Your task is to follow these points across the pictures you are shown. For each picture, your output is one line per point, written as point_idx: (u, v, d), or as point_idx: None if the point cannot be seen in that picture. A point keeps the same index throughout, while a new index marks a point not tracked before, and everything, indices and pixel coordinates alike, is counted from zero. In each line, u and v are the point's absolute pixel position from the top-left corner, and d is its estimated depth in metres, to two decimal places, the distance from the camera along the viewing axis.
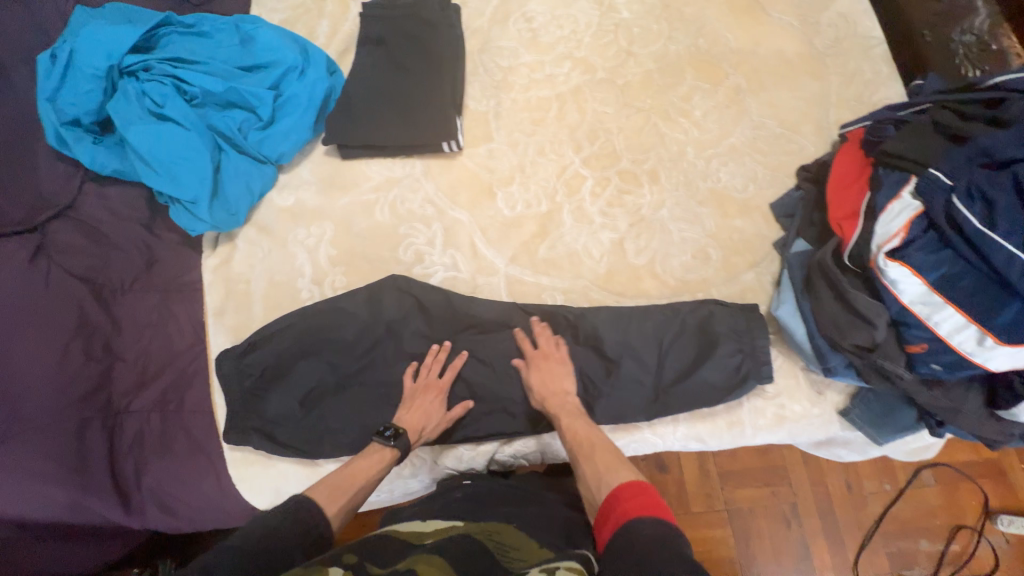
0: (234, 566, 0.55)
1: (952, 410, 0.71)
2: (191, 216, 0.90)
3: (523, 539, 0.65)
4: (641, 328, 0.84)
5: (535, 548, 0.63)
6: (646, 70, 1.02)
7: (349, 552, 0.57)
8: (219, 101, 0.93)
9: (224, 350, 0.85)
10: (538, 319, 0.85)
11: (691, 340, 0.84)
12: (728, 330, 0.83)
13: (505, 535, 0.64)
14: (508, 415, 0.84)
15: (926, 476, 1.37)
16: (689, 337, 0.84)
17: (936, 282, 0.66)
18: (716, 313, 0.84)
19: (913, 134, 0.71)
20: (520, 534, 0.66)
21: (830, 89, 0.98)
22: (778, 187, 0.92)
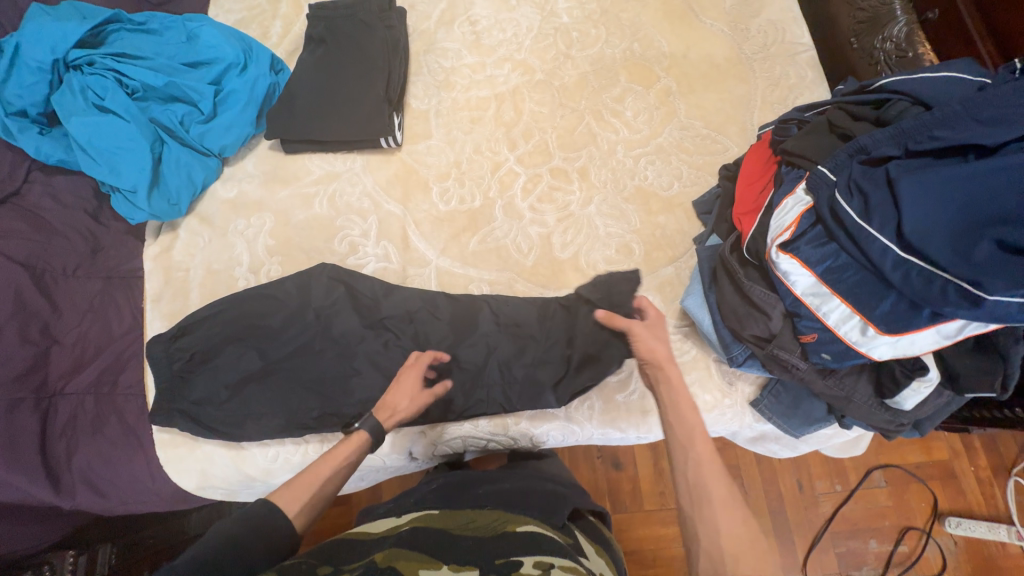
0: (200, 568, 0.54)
1: (845, 400, 0.73)
2: (132, 205, 0.93)
3: (496, 516, 0.69)
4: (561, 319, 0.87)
5: (514, 520, 0.68)
6: (581, 73, 1.06)
7: (321, 561, 0.57)
8: (162, 96, 0.96)
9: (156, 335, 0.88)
10: (462, 308, 0.88)
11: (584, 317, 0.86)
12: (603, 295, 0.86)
13: (480, 519, 0.68)
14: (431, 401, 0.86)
15: (877, 477, 1.37)
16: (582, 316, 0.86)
17: (823, 274, 0.68)
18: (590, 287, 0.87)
19: (809, 134, 0.75)
20: (496, 514, 0.70)
21: (755, 93, 1.01)
22: (701, 186, 0.96)
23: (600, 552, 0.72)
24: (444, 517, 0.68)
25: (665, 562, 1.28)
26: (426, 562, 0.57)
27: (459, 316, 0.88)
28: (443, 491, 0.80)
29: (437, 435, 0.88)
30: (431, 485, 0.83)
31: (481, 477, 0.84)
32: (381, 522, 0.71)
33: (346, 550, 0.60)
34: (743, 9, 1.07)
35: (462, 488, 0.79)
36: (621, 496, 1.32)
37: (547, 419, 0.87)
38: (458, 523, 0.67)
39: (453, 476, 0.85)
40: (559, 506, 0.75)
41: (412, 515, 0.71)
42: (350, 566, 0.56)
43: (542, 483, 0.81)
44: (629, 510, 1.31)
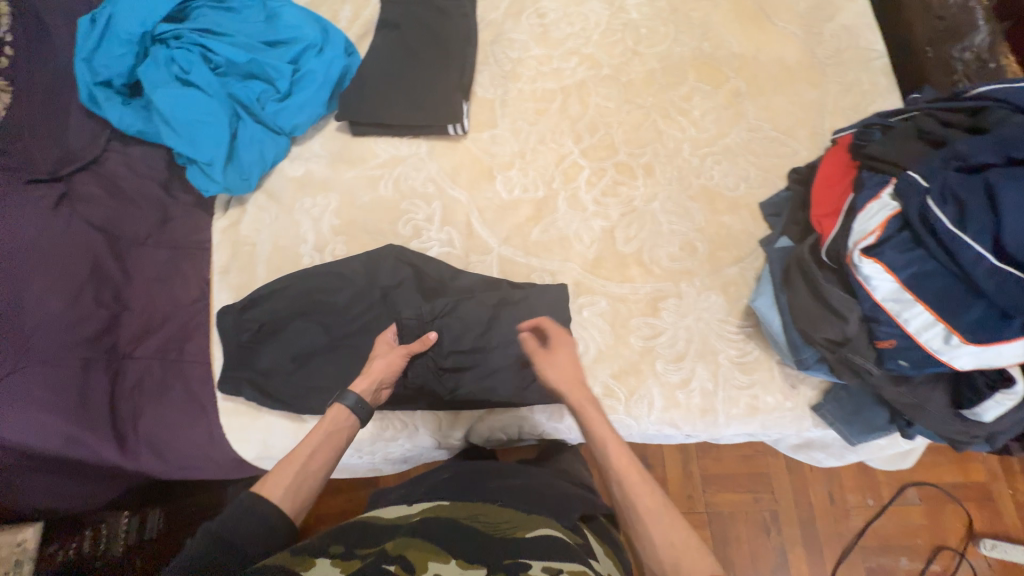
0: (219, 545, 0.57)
1: (916, 408, 0.72)
2: (206, 177, 0.95)
3: (507, 514, 0.67)
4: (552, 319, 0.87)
5: (525, 519, 0.66)
6: (649, 70, 1.06)
7: (335, 541, 0.59)
8: (240, 72, 0.99)
9: (227, 305, 0.90)
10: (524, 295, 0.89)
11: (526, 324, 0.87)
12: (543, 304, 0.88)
13: (490, 514, 0.66)
14: (488, 388, 0.86)
15: (910, 493, 1.35)
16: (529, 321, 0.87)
17: (908, 280, 0.67)
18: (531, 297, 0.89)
19: (894, 139, 0.75)
20: (509, 511, 0.68)
21: (827, 97, 1.00)
22: (768, 188, 0.95)
23: (610, 553, 0.70)
24: (453, 508, 0.68)
25: None
26: (436, 552, 0.57)
27: (523, 306, 0.88)
28: (458, 479, 0.80)
29: (482, 423, 0.91)
30: (443, 474, 0.83)
31: (499, 470, 0.84)
32: (395, 507, 0.71)
33: (359, 534, 0.61)
34: (816, 13, 1.06)
35: (478, 480, 0.79)
36: None
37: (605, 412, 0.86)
38: (467, 513, 0.66)
39: (463, 464, 0.86)
40: (569, 507, 0.74)
41: (424, 505, 0.70)
42: (362, 551, 0.57)
43: (556, 485, 0.80)
44: None
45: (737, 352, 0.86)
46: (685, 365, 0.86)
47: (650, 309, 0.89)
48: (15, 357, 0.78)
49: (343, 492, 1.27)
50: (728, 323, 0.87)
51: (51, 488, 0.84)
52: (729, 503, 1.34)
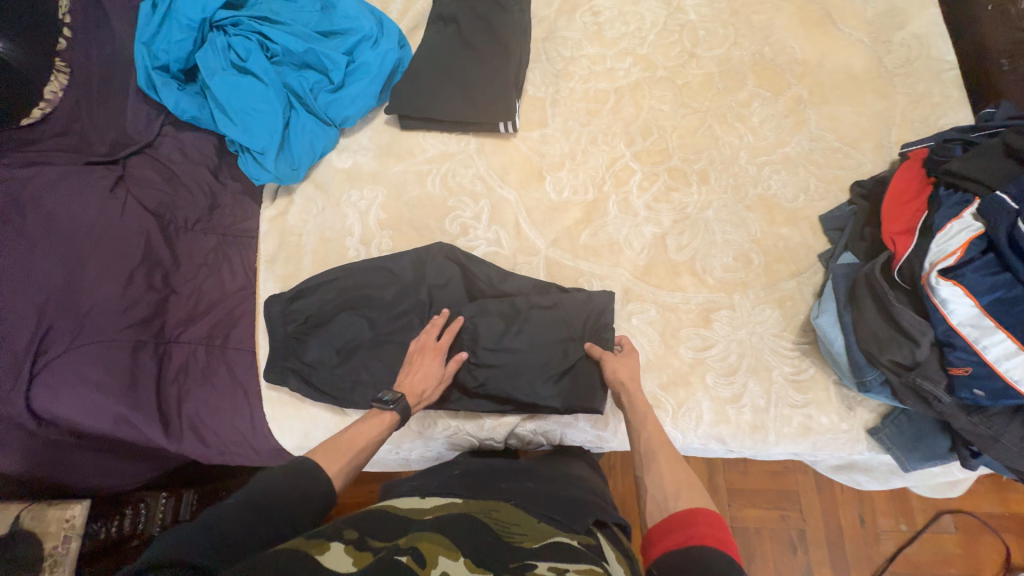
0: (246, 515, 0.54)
1: (989, 440, 0.69)
2: (258, 166, 0.96)
3: (520, 515, 0.64)
4: (585, 316, 0.85)
5: (534, 523, 0.63)
6: (706, 73, 1.03)
7: (349, 526, 0.56)
8: (296, 61, 0.99)
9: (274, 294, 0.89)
10: (573, 294, 0.87)
11: (557, 325, 0.85)
12: (574, 310, 0.85)
13: (503, 512, 0.64)
14: (532, 391, 0.83)
15: (946, 521, 1.26)
16: (560, 324, 0.85)
17: (990, 306, 0.65)
18: (565, 299, 0.86)
19: (979, 156, 0.71)
20: (516, 513, 0.65)
21: (895, 109, 0.96)
22: (829, 201, 0.92)
23: (623, 561, 0.65)
24: (464, 503, 0.65)
25: None
26: (447, 547, 0.53)
27: (571, 312, 0.85)
28: (474, 477, 0.76)
29: (521, 426, 0.89)
30: (455, 471, 0.79)
31: (518, 471, 0.80)
32: (406, 500, 0.68)
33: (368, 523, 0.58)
34: (886, 20, 1.02)
35: (489, 479, 0.75)
36: None
37: None
38: (478, 508, 0.64)
39: (472, 463, 0.81)
40: (583, 512, 0.70)
41: (437, 501, 0.67)
42: (376, 542, 0.54)
43: (571, 491, 0.75)
44: None
45: (792, 369, 0.83)
46: (736, 380, 0.83)
47: (702, 320, 0.87)
48: (72, 336, 0.79)
49: (363, 484, 1.28)
50: (783, 339, 0.85)
51: (98, 466, 0.85)
52: (755, 520, 1.29)
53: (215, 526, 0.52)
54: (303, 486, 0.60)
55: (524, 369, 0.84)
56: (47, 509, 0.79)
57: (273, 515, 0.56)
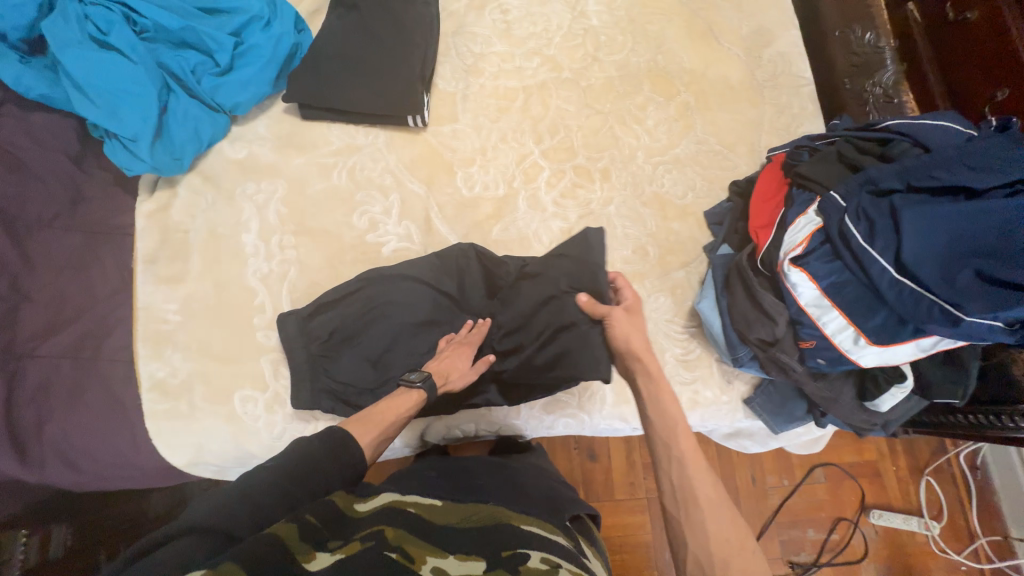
0: (275, 488, 0.55)
1: (831, 400, 0.83)
2: (130, 154, 0.85)
3: (503, 508, 0.65)
4: (571, 273, 0.85)
5: (521, 516, 0.64)
6: (608, 77, 1.09)
7: (331, 530, 0.53)
8: (172, 39, 0.89)
9: (288, 311, 0.86)
10: (557, 258, 0.87)
11: (544, 289, 0.85)
12: (563, 270, 0.85)
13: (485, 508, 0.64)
14: (552, 368, 0.83)
15: (818, 473, 1.46)
16: (547, 287, 0.85)
17: (827, 288, 0.76)
18: (557, 263, 0.86)
19: (821, 161, 0.84)
20: (498, 506, 0.65)
21: (764, 117, 1.10)
22: (712, 198, 1.02)
23: (595, 555, 0.70)
24: (448, 507, 0.63)
25: (630, 549, 1.31)
26: (433, 548, 0.53)
27: (555, 271, 0.85)
28: (447, 478, 0.75)
29: (436, 423, 0.90)
30: (430, 472, 0.77)
31: (488, 467, 0.81)
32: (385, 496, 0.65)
33: (356, 518, 0.55)
34: (757, 38, 1.15)
35: (465, 477, 0.76)
36: (594, 486, 1.34)
37: (560, 407, 0.90)
38: (465, 512, 0.62)
39: (449, 464, 0.81)
40: (561, 508, 0.73)
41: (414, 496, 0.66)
42: (360, 535, 0.52)
43: (509, 477, 0.79)
44: (600, 500, 1.33)
45: (682, 350, 0.92)
46: None
47: None
48: None
49: None
50: (674, 323, 0.93)
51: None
52: None
53: (250, 494, 0.54)
54: (346, 458, 0.61)
55: (537, 347, 0.85)
56: None
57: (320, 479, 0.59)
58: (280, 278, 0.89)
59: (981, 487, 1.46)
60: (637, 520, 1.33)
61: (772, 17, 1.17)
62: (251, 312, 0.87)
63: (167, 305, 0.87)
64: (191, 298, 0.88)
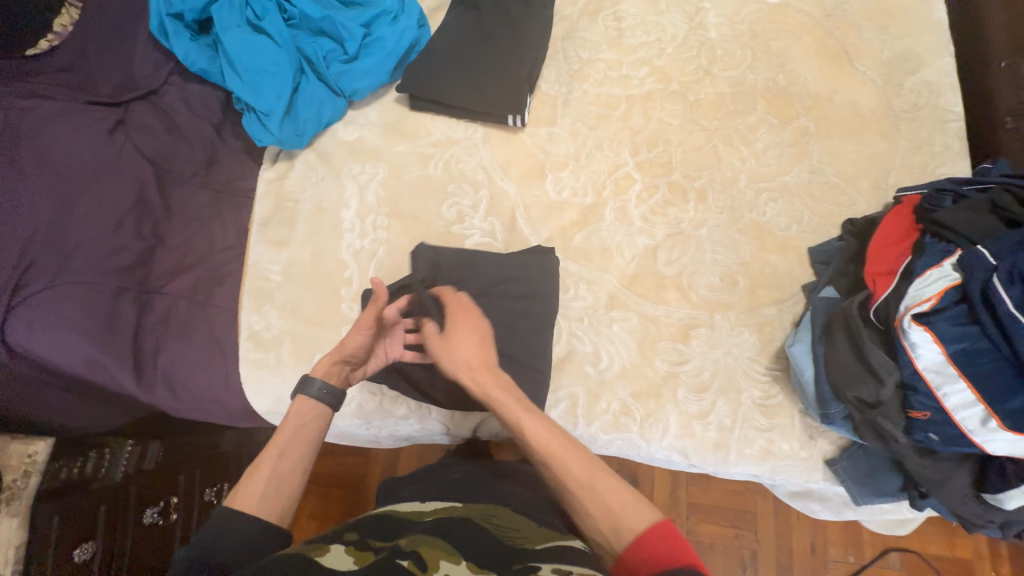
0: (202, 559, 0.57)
1: (938, 484, 0.72)
2: (261, 127, 0.95)
3: (521, 521, 0.64)
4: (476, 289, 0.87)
5: (537, 530, 0.62)
6: (719, 93, 1.04)
7: (349, 531, 0.57)
8: (312, 28, 0.98)
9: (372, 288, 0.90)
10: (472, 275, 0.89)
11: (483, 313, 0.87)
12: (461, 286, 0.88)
13: (503, 518, 0.64)
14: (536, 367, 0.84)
15: (892, 557, 1.26)
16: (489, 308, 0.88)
17: (955, 354, 0.67)
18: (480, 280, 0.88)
19: (968, 210, 0.73)
20: (519, 518, 0.65)
21: (896, 152, 0.98)
22: (820, 234, 0.93)
23: None
24: (467, 510, 0.65)
25: None
26: (447, 551, 0.53)
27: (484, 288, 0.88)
28: (471, 481, 0.79)
29: (490, 423, 0.91)
30: (455, 474, 0.82)
31: (512, 472, 0.84)
32: (409, 504, 0.68)
33: (372, 526, 0.59)
34: (901, 64, 1.03)
35: (490, 484, 0.78)
36: None
37: (617, 429, 0.85)
38: (480, 514, 0.64)
39: (475, 468, 0.85)
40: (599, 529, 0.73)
41: (437, 505, 0.68)
42: (376, 542, 0.55)
43: (537, 487, 0.79)
44: None
45: (761, 394, 0.85)
46: (706, 398, 0.85)
47: (680, 335, 0.88)
48: (54, 275, 0.79)
49: (333, 455, 1.33)
50: (756, 363, 0.86)
51: (53, 407, 0.85)
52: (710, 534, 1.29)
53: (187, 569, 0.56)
54: (237, 533, 0.60)
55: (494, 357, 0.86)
56: (9, 443, 0.79)
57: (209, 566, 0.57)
58: (369, 255, 0.95)
59: None
60: None
61: (923, 42, 1.04)
62: (340, 283, 0.94)
63: (272, 265, 0.96)
64: (292, 262, 0.96)
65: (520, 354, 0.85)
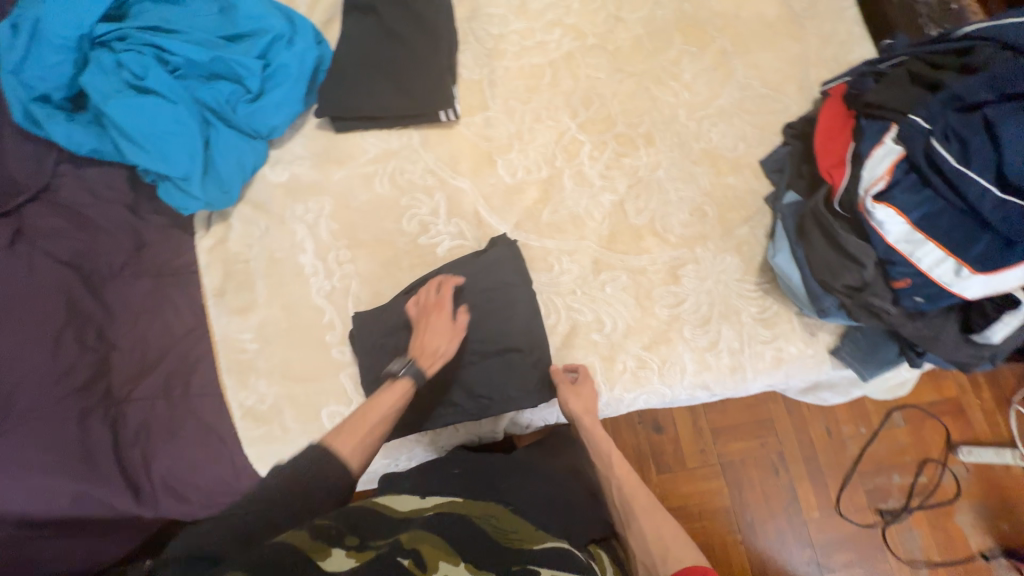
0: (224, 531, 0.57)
1: (933, 339, 0.77)
2: (184, 194, 0.87)
3: (517, 520, 0.66)
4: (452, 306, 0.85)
5: (532, 530, 0.65)
6: (635, 36, 1.04)
7: (348, 528, 0.56)
8: (203, 72, 0.90)
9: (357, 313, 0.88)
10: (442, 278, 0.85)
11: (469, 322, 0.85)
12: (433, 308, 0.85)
13: (501, 517, 0.65)
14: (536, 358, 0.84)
15: (897, 416, 1.36)
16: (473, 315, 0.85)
17: (918, 221, 0.71)
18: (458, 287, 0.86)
19: (891, 85, 0.78)
20: (515, 515, 0.67)
21: (809, 50, 1.02)
22: (766, 145, 0.97)
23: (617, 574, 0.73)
24: (460, 507, 0.65)
25: (710, 514, 1.29)
26: (447, 554, 0.55)
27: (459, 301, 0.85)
28: (473, 478, 0.77)
29: (519, 417, 0.90)
30: (456, 470, 0.79)
31: (521, 471, 0.82)
32: (403, 495, 0.67)
33: (371, 523, 0.58)
34: None
35: (491, 479, 0.78)
36: (664, 457, 1.32)
37: (639, 384, 0.86)
38: (478, 513, 0.65)
39: (469, 457, 0.83)
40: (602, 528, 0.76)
41: (436, 498, 0.67)
42: (376, 541, 0.55)
43: (543, 479, 0.81)
44: (673, 470, 1.31)
45: (758, 309, 0.88)
46: (711, 329, 0.88)
47: (670, 277, 0.90)
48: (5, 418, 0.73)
49: None
50: (746, 281, 0.90)
51: (60, 551, 0.77)
52: (739, 452, 1.33)
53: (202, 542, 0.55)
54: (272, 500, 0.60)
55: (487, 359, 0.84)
56: None
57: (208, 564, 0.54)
58: (343, 293, 0.90)
59: None
60: (713, 486, 1.31)
61: None
62: (322, 330, 0.89)
63: (243, 334, 0.88)
64: (264, 324, 0.89)
65: (527, 342, 0.84)
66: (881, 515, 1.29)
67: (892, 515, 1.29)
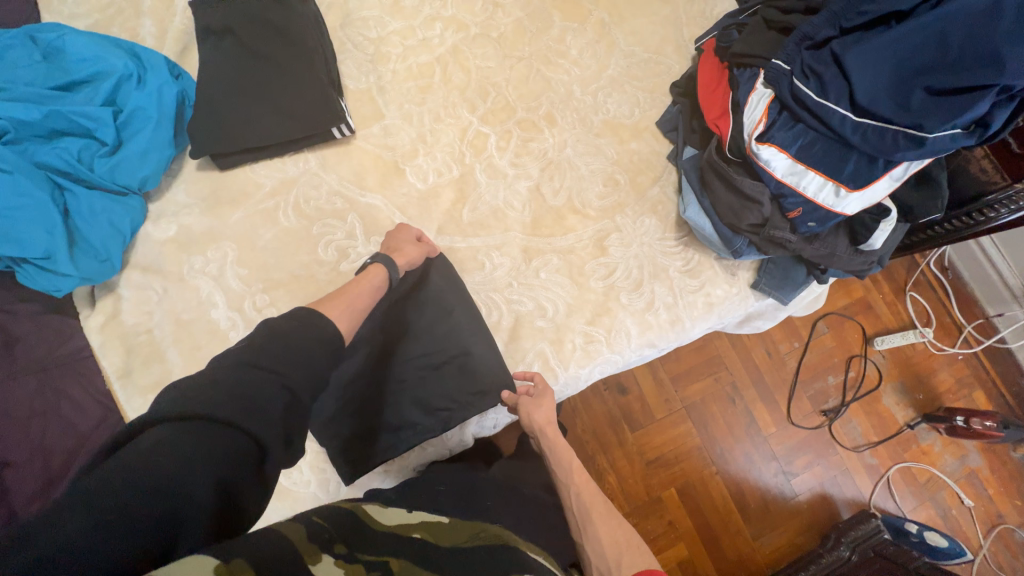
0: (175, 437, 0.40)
1: (830, 256, 0.86)
2: (50, 275, 0.75)
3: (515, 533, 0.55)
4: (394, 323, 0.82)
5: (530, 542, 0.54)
6: (516, 19, 1.04)
7: (335, 537, 0.44)
8: (40, 132, 0.77)
9: None
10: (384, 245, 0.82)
11: (413, 338, 0.83)
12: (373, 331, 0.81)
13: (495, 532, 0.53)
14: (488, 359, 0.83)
15: (821, 326, 1.51)
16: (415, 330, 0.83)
17: (797, 154, 0.78)
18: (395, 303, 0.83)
19: (751, 35, 0.86)
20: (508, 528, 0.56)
21: (679, 11, 1.08)
22: (659, 107, 1.01)
23: None
24: (456, 529, 0.53)
25: (684, 455, 1.37)
26: None
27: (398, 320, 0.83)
28: (458, 493, 0.74)
29: (482, 424, 0.90)
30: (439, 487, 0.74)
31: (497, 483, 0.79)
32: (388, 508, 0.55)
33: (360, 533, 0.46)
34: None
35: (475, 495, 0.74)
36: (634, 415, 1.38)
37: (591, 358, 0.88)
38: (471, 536, 0.51)
39: (452, 477, 0.79)
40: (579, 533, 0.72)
41: (426, 516, 0.55)
42: (368, 554, 0.43)
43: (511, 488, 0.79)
44: (645, 425, 1.38)
45: (682, 263, 0.94)
46: (645, 290, 0.92)
47: (599, 249, 0.93)
48: None
49: None
50: (667, 238, 0.94)
51: None
52: (698, 392, 1.42)
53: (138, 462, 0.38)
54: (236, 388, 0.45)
55: (438, 372, 0.82)
56: None
57: (202, 423, 0.42)
58: None
59: (956, 284, 1.56)
60: (682, 430, 1.39)
61: None
62: None
63: None
64: None
65: (474, 345, 0.83)
66: (825, 415, 1.44)
67: (833, 412, 1.44)
